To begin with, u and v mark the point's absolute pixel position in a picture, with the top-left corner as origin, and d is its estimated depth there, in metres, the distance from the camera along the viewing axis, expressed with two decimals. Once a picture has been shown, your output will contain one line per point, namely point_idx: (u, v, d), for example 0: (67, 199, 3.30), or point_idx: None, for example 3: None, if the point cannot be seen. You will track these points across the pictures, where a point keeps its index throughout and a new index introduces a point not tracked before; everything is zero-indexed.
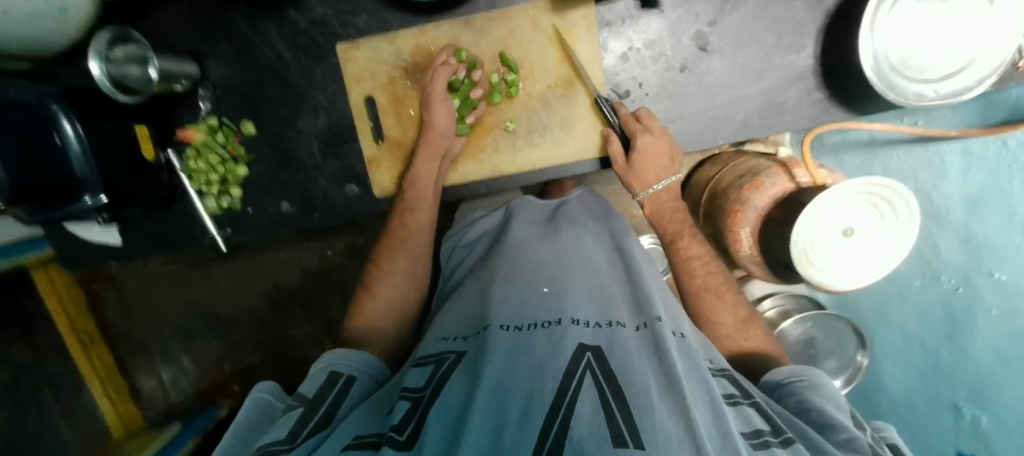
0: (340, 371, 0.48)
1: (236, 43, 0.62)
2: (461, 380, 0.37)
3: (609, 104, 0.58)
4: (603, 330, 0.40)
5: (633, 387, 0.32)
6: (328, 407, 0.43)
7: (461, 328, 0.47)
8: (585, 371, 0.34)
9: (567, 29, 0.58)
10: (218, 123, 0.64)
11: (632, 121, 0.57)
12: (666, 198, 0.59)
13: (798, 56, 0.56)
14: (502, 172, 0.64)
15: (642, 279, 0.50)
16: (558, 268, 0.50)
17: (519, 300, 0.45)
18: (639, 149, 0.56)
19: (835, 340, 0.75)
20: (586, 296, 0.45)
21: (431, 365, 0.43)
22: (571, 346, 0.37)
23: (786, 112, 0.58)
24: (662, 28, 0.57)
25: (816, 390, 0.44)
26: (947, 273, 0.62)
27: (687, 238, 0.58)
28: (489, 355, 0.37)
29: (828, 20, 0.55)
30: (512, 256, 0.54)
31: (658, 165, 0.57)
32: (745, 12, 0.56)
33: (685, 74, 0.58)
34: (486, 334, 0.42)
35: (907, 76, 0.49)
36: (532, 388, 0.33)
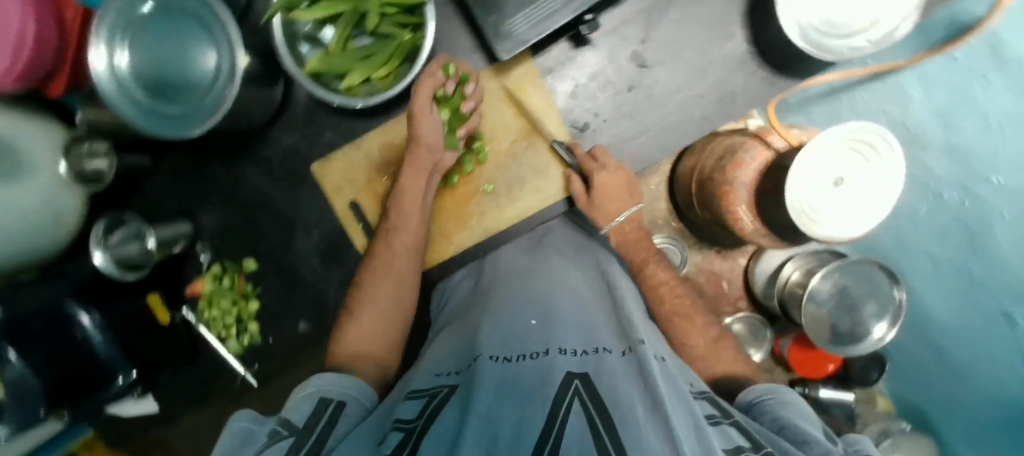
0: (330, 396, 0.41)
1: (221, 192, 0.65)
2: (450, 412, 0.35)
3: (563, 147, 0.60)
4: (592, 358, 0.39)
5: (619, 412, 0.31)
6: (319, 437, 0.36)
7: (452, 363, 0.45)
8: (574, 397, 0.33)
9: (514, 87, 0.59)
10: (221, 269, 0.66)
11: (590, 163, 0.58)
12: (628, 228, 0.62)
13: (731, 45, 0.58)
14: (495, 230, 0.63)
15: (627, 311, 0.49)
16: (542, 298, 0.49)
17: (507, 334, 0.44)
18: (598, 186, 0.57)
19: (867, 285, 0.87)
20: (575, 324, 0.44)
21: (423, 398, 0.39)
22: (560, 373, 0.36)
23: (738, 97, 0.60)
24: (600, 60, 0.59)
25: (785, 405, 0.43)
26: (947, 189, 0.79)
27: (652, 264, 0.60)
28: (478, 385, 0.35)
29: (747, 7, 0.57)
30: (498, 290, 0.53)
31: (619, 198, 0.58)
32: (669, 22, 0.58)
33: (633, 93, 0.60)
34: (475, 365, 0.40)
35: (835, 34, 0.52)
36: (518, 422, 0.31)
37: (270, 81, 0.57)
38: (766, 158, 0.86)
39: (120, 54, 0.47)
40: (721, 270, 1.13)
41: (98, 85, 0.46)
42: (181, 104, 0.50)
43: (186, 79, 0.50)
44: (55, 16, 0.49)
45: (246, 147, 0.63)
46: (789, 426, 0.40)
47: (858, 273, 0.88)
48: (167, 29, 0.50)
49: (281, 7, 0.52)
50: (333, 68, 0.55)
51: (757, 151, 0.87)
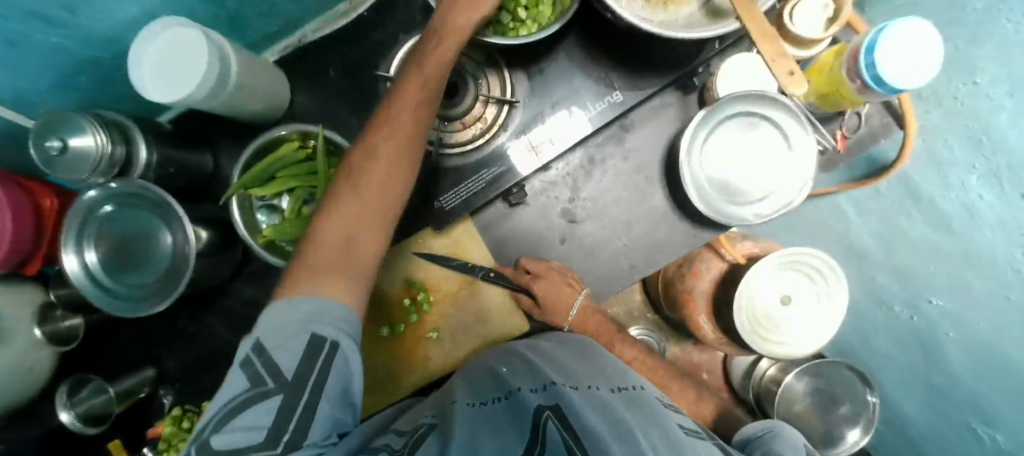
0: (323, 335, 0.39)
1: (187, 339, 0.69)
2: (428, 448, 0.39)
3: (502, 275, 0.64)
4: (553, 391, 0.45)
5: (590, 435, 0.37)
6: (312, 398, 0.36)
7: (432, 409, 0.49)
8: (547, 427, 0.39)
9: (455, 245, 0.64)
10: (182, 411, 0.68)
11: (521, 275, 0.63)
12: (587, 317, 0.65)
13: (653, 202, 0.63)
14: (443, 375, 0.65)
15: (596, 359, 0.55)
16: (517, 354, 0.57)
17: (479, 388, 0.51)
18: (541, 296, 0.61)
19: (844, 384, 0.83)
20: (541, 369, 0.51)
21: (405, 434, 0.43)
22: (532, 407, 0.42)
23: (664, 248, 0.64)
24: (534, 217, 0.64)
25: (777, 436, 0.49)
26: (898, 305, 0.83)
27: (618, 343, 0.68)
28: (453, 428, 0.42)
29: (664, 168, 0.63)
30: (476, 361, 0.59)
31: (564, 295, 0.62)
32: (595, 182, 0.64)
33: (566, 245, 0.64)
34: (451, 412, 0.46)
35: (738, 202, 0.56)
36: (502, 446, 0.38)
37: (229, 246, 0.63)
38: (723, 266, 0.91)
39: (89, 252, 0.52)
40: (700, 360, 1.14)
41: (74, 280, 0.51)
42: (144, 285, 0.55)
43: (148, 255, 0.56)
44: (35, 205, 0.56)
45: (210, 299, 0.68)
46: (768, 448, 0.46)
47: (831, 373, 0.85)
48: (132, 220, 0.55)
49: (237, 189, 0.59)
50: (285, 236, 0.60)
51: (712, 262, 0.91)
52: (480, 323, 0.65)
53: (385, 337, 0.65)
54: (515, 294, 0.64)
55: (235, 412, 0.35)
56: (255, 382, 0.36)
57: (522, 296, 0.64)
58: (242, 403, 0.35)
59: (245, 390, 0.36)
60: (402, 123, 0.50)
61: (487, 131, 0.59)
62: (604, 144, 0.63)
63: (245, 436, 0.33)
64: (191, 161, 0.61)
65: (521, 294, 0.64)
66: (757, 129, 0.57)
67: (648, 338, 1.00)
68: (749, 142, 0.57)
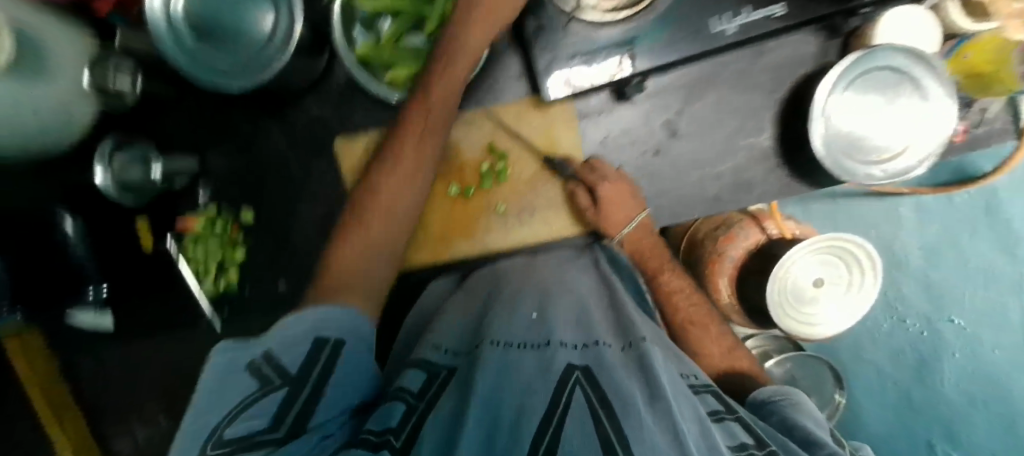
0: (326, 336, 0.40)
1: (237, 141, 0.65)
2: (449, 399, 0.39)
3: (567, 164, 0.61)
4: (589, 351, 0.40)
5: (622, 399, 0.33)
6: (313, 392, 0.37)
7: (455, 343, 0.50)
8: (575, 386, 0.35)
9: (547, 125, 0.61)
10: (216, 211, 0.66)
11: (589, 174, 0.60)
12: (642, 236, 0.62)
13: (759, 138, 0.61)
14: (494, 250, 0.65)
15: (626, 309, 0.49)
16: (547, 295, 0.51)
17: (504, 326, 0.47)
18: (601, 198, 0.59)
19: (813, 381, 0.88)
20: (567, 320, 0.46)
21: (424, 372, 0.45)
22: (561, 365, 0.38)
23: (753, 187, 0.62)
24: (635, 118, 0.61)
25: (797, 408, 0.48)
26: (911, 318, 0.82)
27: (668, 272, 0.63)
28: (479, 376, 0.39)
29: (783, 107, 0.60)
30: (498, 286, 0.56)
31: (627, 207, 0.59)
32: (709, 102, 0.61)
33: (658, 157, 0.62)
34: (477, 352, 0.44)
35: (856, 158, 0.55)
36: (524, 405, 0.34)
37: (315, 52, 0.58)
38: (762, 239, 0.88)
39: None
40: None
41: (150, 19, 0.47)
42: (230, 63, 0.50)
43: (237, 29, 0.50)
44: None
45: (274, 106, 0.63)
46: (793, 424, 0.45)
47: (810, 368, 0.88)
48: None
49: None
50: (380, 58, 0.56)
51: (752, 232, 0.87)
52: (543, 213, 0.64)
53: (450, 198, 0.64)
54: (570, 186, 0.62)
55: (238, 415, 0.32)
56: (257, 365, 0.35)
57: (576, 191, 0.61)
58: (250, 402, 0.33)
59: (250, 390, 0.33)
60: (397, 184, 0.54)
61: (634, 5, 0.54)
62: (734, 62, 0.60)
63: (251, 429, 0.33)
64: None
65: (579, 194, 0.61)
66: (901, 96, 0.55)
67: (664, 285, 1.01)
68: (886, 105, 0.55)
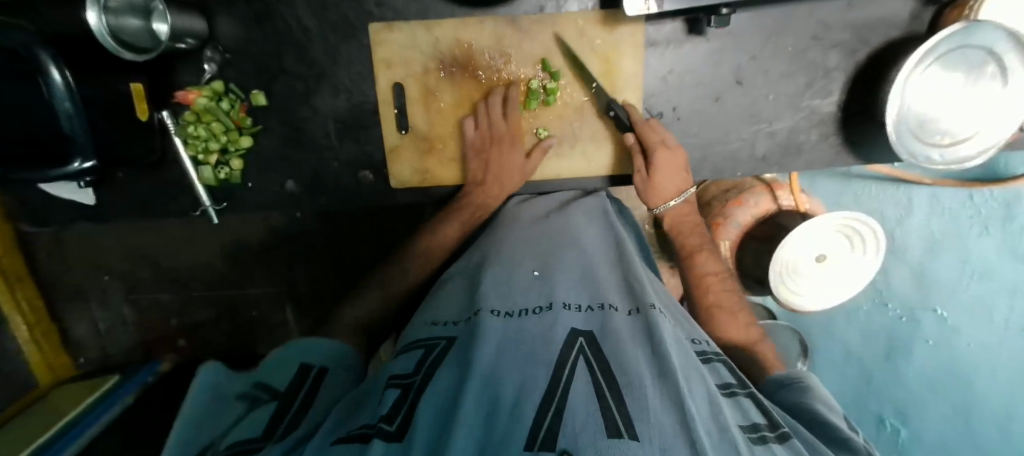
0: (311, 363, 0.43)
1: (253, 6, 0.56)
2: (448, 369, 0.35)
3: (621, 108, 0.57)
4: (595, 315, 0.40)
5: (627, 379, 0.32)
6: (301, 407, 0.37)
7: (452, 312, 0.44)
8: (578, 356, 0.35)
9: (611, 49, 0.56)
10: (224, 87, 0.58)
11: (649, 132, 0.56)
12: (687, 211, 0.60)
13: (823, 101, 0.58)
14: (527, 178, 0.62)
15: (636, 271, 0.48)
16: (549, 250, 0.49)
17: (502, 278, 0.46)
18: (656, 167, 0.56)
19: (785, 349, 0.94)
20: (573, 279, 0.45)
21: (420, 349, 0.39)
22: (563, 331, 0.37)
23: (803, 152, 0.60)
24: (704, 57, 0.56)
25: (812, 392, 0.47)
26: (894, 303, 0.85)
27: (705, 253, 0.60)
28: (480, 341, 0.36)
29: (857, 71, 0.57)
30: (502, 239, 0.53)
31: (676, 178, 0.57)
32: (784, 52, 0.56)
33: (717, 105, 0.58)
34: (475, 319, 0.40)
35: (920, 138, 0.52)
36: (525, 377, 0.33)
37: None
38: (772, 208, 0.88)
39: None
40: None
41: None
42: None
43: None
44: None
45: None
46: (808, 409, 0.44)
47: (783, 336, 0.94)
48: None
49: None
50: None
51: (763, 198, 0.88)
52: (586, 147, 0.60)
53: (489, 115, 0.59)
54: (624, 138, 0.58)
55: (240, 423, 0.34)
56: (240, 383, 0.39)
57: (632, 145, 0.57)
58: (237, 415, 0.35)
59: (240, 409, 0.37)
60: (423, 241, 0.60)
61: None
62: (822, 11, 0.55)
63: (247, 430, 0.33)
64: None
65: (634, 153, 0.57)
66: (982, 83, 0.51)
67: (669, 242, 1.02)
68: (967, 82, 0.51)
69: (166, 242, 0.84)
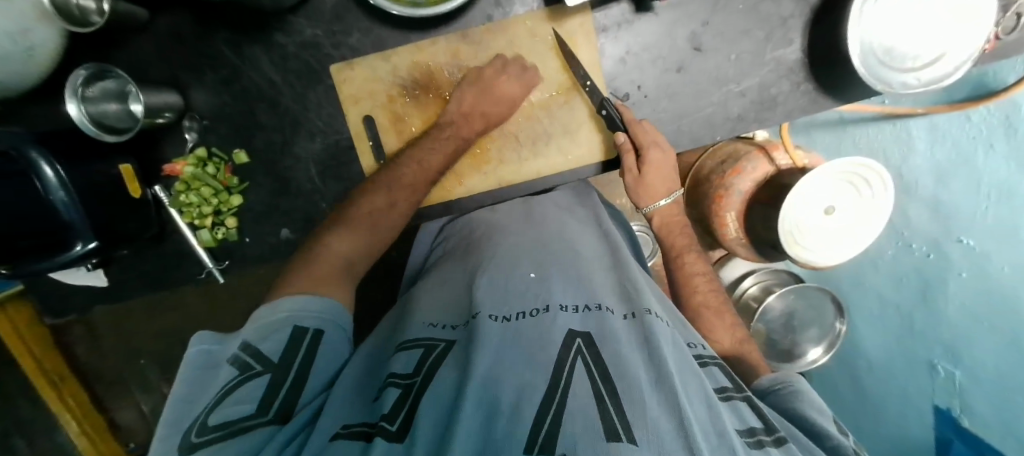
0: (305, 325, 0.43)
1: (221, 71, 0.59)
2: (449, 371, 0.36)
3: (615, 109, 0.56)
4: (593, 315, 0.40)
5: (622, 378, 0.32)
6: (296, 376, 0.39)
7: (450, 316, 0.45)
8: (576, 357, 0.35)
9: (565, 40, 0.56)
10: (207, 153, 0.61)
11: (643, 134, 0.56)
12: (675, 213, 0.62)
13: (787, 51, 0.58)
14: (510, 182, 0.62)
15: (631, 273, 0.48)
16: (545, 254, 0.50)
17: (501, 285, 0.45)
18: (650, 163, 0.56)
19: (816, 311, 0.98)
20: (570, 280, 0.45)
21: (419, 349, 0.40)
22: (561, 334, 0.37)
23: (778, 105, 0.60)
24: (658, 31, 0.57)
25: (797, 396, 0.48)
26: (918, 242, 0.85)
27: (691, 255, 0.62)
28: (479, 346, 0.36)
29: (813, 14, 0.56)
30: (493, 242, 0.53)
31: (668, 178, 0.59)
32: (736, 10, 0.57)
33: (681, 75, 0.58)
34: (474, 323, 0.40)
35: (890, 66, 0.51)
36: (524, 381, 0.33)
37: None
38: (770, 170, 0.90)
39: None
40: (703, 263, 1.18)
41: None
42: None
43: None
44: None
45: (260, 28, 0.57)
46: (793, 414, 0.46)
47: (812, 298, 0.98)
48: None
49: None
50: None
51: (759, 162, 0.90)
52: (561, 141, 0.60)
53: None
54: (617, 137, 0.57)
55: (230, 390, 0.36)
56: (230, 346, 0.41)
57: (623, 143, 0.56)
58: (232, 386, 0.36)
59: (229, 376, 0.38)
60: (396, 180, 0.56)
61: None
62: None
63: (237, 407, 0.34)
64: None
65: (625, 150, 0.56)
66: None
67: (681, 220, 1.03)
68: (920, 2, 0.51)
69: (198, 312, 0.89)
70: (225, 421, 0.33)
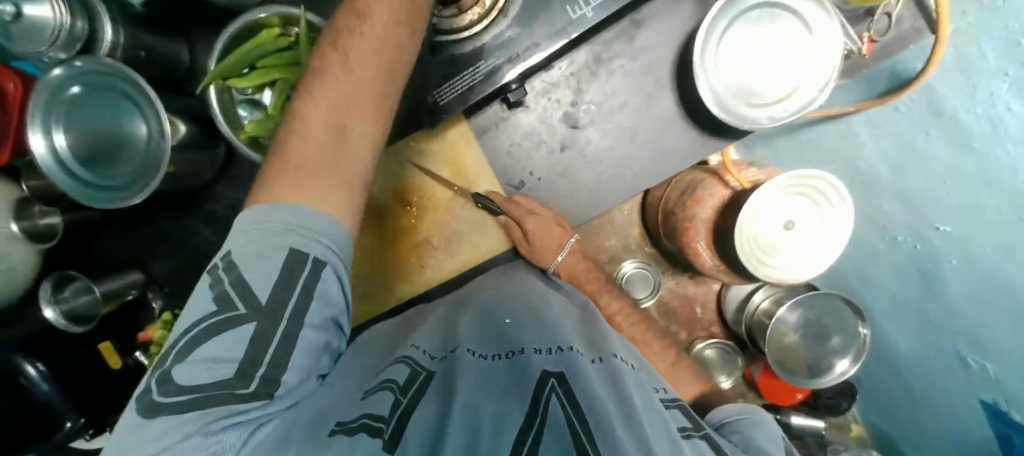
0: (302, 247, 0.34)
1: (170, 242, 0.68)
2: (430, 404, 0.35)
3: (486, 199, 0.60)
4: (564, 356, 0.39)
5: (596, 411, 0.32)
6: (292, 326, 0.33)
7: (433, 344, 0.46)
8: (551, 397, 0.34)
9: (450, 151, 0.62)
10: (171, 316, 0.67)
11: (515, 207, 0.59)
12: (576, 261, 0.66)
13: (662, 107, 0.60)
14: (433, 284, 0.65)
15: (600, 324, 0.49)
16: (522, 304, 0.51)
17: (477, 334, 0.47)
18: (529, 230, 0.58)
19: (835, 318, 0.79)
20: (546, 324, 0.46)
21: (405, 364, 0.41)
22: (536, 373, 0.37)
23: (670, 156, 0.61)
24: (533, 121, 0.61)
25: (756, 428, 0.42)
26: (903, 235, 0.76)
27: (605, 295, 0.65)
28: (459, 379, 0.37)
29: (675, 70, 0.58)
30: (473, 295, 0.56)
31: (553, 234, 0.59)
32: (600, 85, 0.60)
33: (568, 152, 0.61)
34: (453, 358, 0.42)
35: (751, 106, 0.52)
36: (501, 413, 0.33)
37: (211, 145, 0.61)
38: (726, 194, 0.85)
39: (57, 137, 0.49)
40: (695, 293, 1.08)
41: (39, 162, 0.48)
42: (124, 176, 0.52)
43: (123, 145, 0.53)
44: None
45: (192, 203, 0.67)
46: (750, 445, 0.39)
47: (823, 305, 0.80)
48: (103, 105, 0.51)
49: (216, 77, 0.52)
50: (268, 131, 0.53)
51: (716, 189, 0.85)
52: (472, 237, 0.64)
53: (377, 242, 0.64)
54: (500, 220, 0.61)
55: (207, 337, 0.31)
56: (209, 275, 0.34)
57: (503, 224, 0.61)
58: (207, 330, 0.31)
59: (206, 320, 0.31)
60: (388, 47, 0.41)
61: (485, 16, 0.53)
62: (615, 38, 0.58)
63: (215, 369, 0.30)
64: (161, 48, 0.59)
65: (510, 226, 0.61)
66: (779, 22, 0.52)
67: (644, 269, 0.97)
68: (767, 40, 0.53)
69: None
70: (197, 384, 0.29)
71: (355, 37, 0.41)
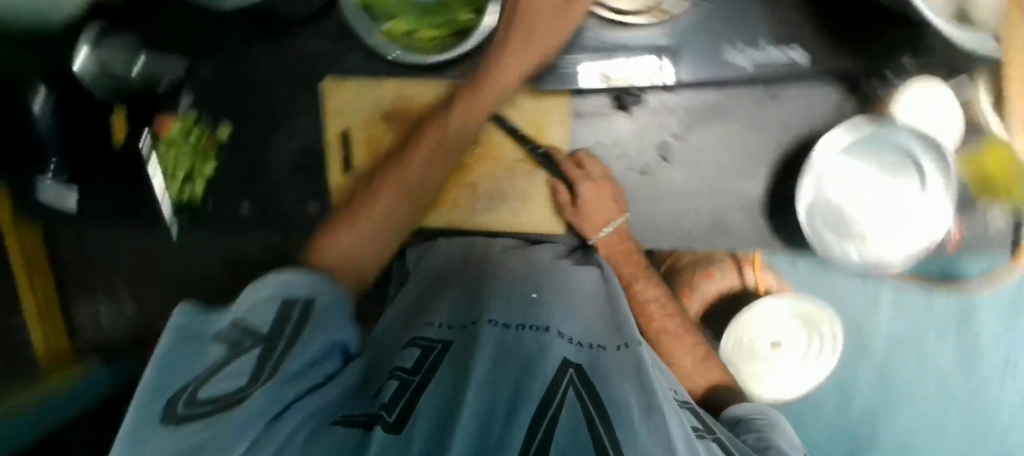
0: (291, 294, 0.37)
1: (224, 53, 0.62)
2: (448, 370, 0.37)
3: (549, 156, 0.60)
4: (588, 350, 0.40)
5: (614, 404, 0.33)
6: (289, 352, 0.33)
7: (447, 318, 0.49)
8: (568, 385, 0.34)
9: (539, 117, 0.60)
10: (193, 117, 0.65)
11: (574, 167, 0.59)
12: (618, 240, 0.61)
13: (750, 185, 0.59)
14: (456, 227, 0.64)
15: (621, 309, 0.49)
16: (548, 279, 0.52)
17: (500, 303, 0.47)
18: (581, 196, 0.59)
19: None
20: (571, 311, 0.46)
21: (418, 349, 0.43)
22: (555, 359, 0.37)
23: (731, 232, 0.61)
24: (630, 131, 0.59)
25: (772, 428, 0.48)
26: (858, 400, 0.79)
27: (641, 281, 0.62)
28: (477, 353, 0.38)
29: (780, 159, 0.58)
30: (505, 259, 0.56)
31: (605, 207, 0.59)
32: (707, 135, 0.58)
33: (644, 177, 0.60)
34: (475, 328, 0.44)
35: (837, 237, 0.52)
36: (520, 386, 0.34)
37: None
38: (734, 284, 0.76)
39: None
40: None
41: None
42: None
43: None
44: None
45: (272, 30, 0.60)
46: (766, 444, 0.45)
47: None
48: None
49: None
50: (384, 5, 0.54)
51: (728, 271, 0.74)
52: (518, 199, 0.63)
53: None
54: (557, 191, 0.61)
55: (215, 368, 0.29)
56: (207, 318, 0.33)
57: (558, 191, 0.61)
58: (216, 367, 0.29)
59: (214, 351, 0.30)
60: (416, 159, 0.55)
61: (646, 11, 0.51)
62: (748, 98, 0.57)
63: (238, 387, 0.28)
64: None
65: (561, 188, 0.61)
66: (903, 178, 0.52)
67: None
68: (883, 185, 0.53)
69: None
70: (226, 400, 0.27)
71: (404, 167, 0.55)
